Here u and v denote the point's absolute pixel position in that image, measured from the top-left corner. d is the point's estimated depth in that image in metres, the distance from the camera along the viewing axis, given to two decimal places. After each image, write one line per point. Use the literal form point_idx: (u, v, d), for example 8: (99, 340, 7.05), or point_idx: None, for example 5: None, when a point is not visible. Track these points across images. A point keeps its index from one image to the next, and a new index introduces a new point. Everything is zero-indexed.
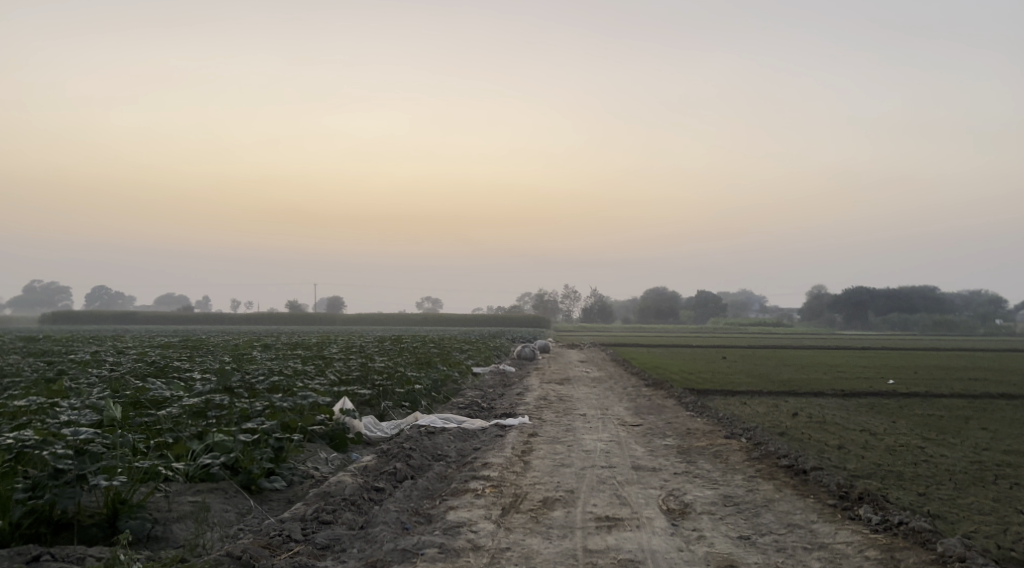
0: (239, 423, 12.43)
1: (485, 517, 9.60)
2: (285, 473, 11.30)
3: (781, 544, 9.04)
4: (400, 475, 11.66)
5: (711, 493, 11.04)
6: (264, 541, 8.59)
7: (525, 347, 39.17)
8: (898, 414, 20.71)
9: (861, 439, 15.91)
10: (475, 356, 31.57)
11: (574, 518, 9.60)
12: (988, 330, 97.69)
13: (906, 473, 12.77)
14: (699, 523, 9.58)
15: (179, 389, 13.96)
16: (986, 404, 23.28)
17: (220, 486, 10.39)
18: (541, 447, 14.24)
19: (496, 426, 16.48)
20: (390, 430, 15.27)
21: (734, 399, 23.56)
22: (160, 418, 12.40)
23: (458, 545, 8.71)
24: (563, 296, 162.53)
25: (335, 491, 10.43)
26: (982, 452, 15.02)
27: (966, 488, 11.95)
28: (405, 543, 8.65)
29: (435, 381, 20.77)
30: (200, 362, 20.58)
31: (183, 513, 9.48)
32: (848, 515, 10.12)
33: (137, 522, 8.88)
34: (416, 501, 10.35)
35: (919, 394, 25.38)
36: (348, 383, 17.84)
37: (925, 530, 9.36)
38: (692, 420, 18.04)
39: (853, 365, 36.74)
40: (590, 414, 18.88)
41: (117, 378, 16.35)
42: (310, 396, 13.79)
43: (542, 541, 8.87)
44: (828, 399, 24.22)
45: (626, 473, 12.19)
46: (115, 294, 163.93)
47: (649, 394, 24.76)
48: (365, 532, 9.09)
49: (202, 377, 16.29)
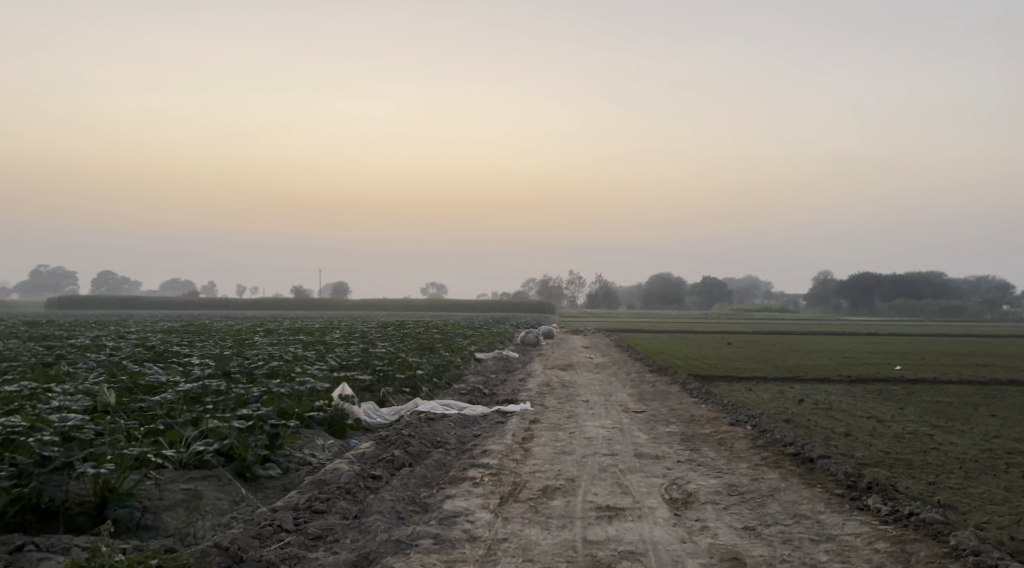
0: (235, 409, 12.21)
1: (483, 506, 9.37)
2: (281, 460, 11.08)
3: (787, 536, 8.79)
4: (398, 463, 11.44)
5: (715, 482, 10.80)
6: (254, 531, 8.37)
7: (530, 333, 38.95)
8: (906, 400, 20.42)
9: (868, 427, 15.64)
10: (479, 342, 31.37)
11: (574, 507, 9.36)
12: (994, 316, 97.47)
13: (915, 461, 12.50)
14: (702, 513, 9.34)
15: (175, 375, 13.77)
16: (995, 390, 22.96)
17: (214, 474, 10.17)
18: (542, 435, 14.00)
19: (497, 413, 16.26)
20: (390, 417, 15.06)
21: (739, 385, 23.30)
22: (154, 404, 12.18)
23: (454, 535, 8.48)
24: (568, 281, 162.12)
25: (330, 478, 10.21)
26: (992, 439, 14.73)
27: (977, 477, 11.68)
28: (399, 534, 8.42)
29: (437, 366, 20.55)
30: (199, 347, 20.39)
31: (175, 501, 9.28)
32: (857, 505, 9.87)
33: (125, 510, 8.65)
34: (413, 490, 10.12)
35: (926, 381, 25.09)
36: (348, 368, 17.63)
37: (936, 522, 9.13)
38: (696, 407, 17.81)
39: (860, 352, 36.37)
40: (593, 400, 18.64)
41: (115, 363, 16.14)
42: (308, 382, 13.55)
43: (540, 532, 8.63)
44: (835, 385, 23.95)
45: (628, 461, 11.94)
46: (121, 278, 164.05)
47: (654, 380, 24.49)
48: (359, 521, 8.85)
49: (201, 362, 16.11)
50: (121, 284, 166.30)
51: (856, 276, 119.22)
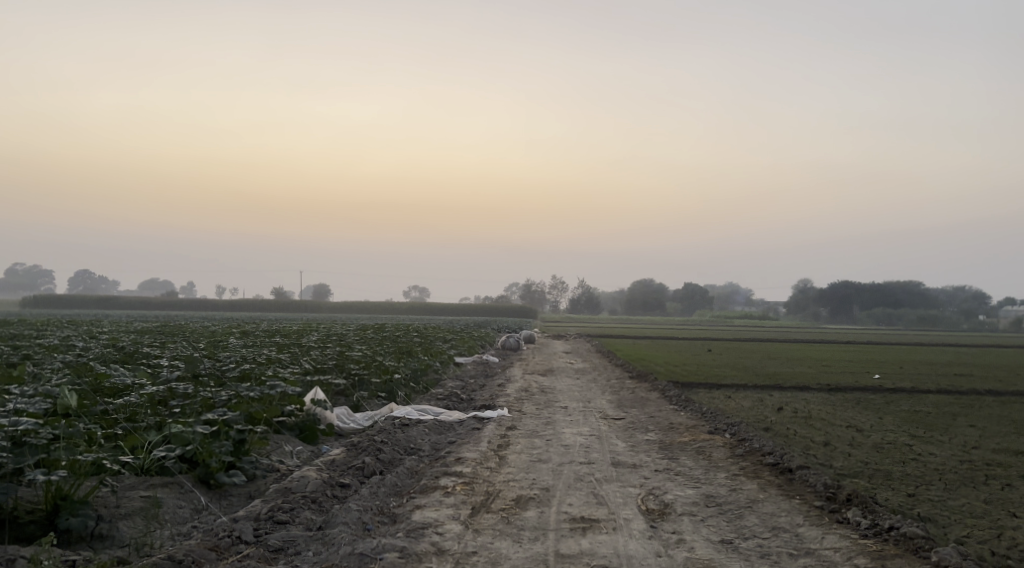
0: (201, 413, 11.85)
1: (454, 517, 9.07)
2: (246, 467, 10.73)
3: (765, 550, 8.54)
4: (368, 470, 11.13)
5: (693, 492, 10.53)
6: (211, 543, 8.07)
7: (510, 337, 38.69)
8: (885, 409, 20.29)
9: (847, 436, 15.44)
10: (458, 346, 31.06)
11: (547, 519, 9.07)
12: (971, 326, 98.18)
13: (894, 473, 12.28)
14: (678, 525, 9.09)
15: (142, 377, 13.40)
16: (973, 400, 22.86)
17: (176, 480, 9.83)
18: (519, 442, 13.71)
19: (474, 418, 15.99)
20: (364, 422, 14.74)
21: (718, 392, 23.06)
22: (117, 407, 11.84)
23: (422, 548, 8.17)
24: (551, 285, 161.77)
25: (296, 487, 9.90)
26: (971, 451, 14.52)
27: (957, 489, 11.46)
28: (364, 547, 8.11)
29: (414, 370, 20.27)
30: (171, 348, 20.02)
31: (132, 510, 8.97)
32: (836, 518, 9.63)
33: (78, 520, 8.35)
34: (382, 499, 9.79)
35: (905, 390, 25.00)
36: (323, 371, 17.29)
37: (917, 537, 8.91)
38: (675, 415, 17.58)
39: (839, 359, 36.29)
40: (572, 406, 18.40)
41: (82, 364, 15.76)
42: (279, 386, 13.18)
43: (511, 545, 8.34)
44: (814, 393, 23.79)
45: (605, 470, 11.66)
46: (100, 278, 163.16)
47: (633, 386, 24.26)
48: (322, 533, 8.53)
49: (171, 364, 15.72)
50: (100, 282, 164.60)
51: (837, 284, 119.91)
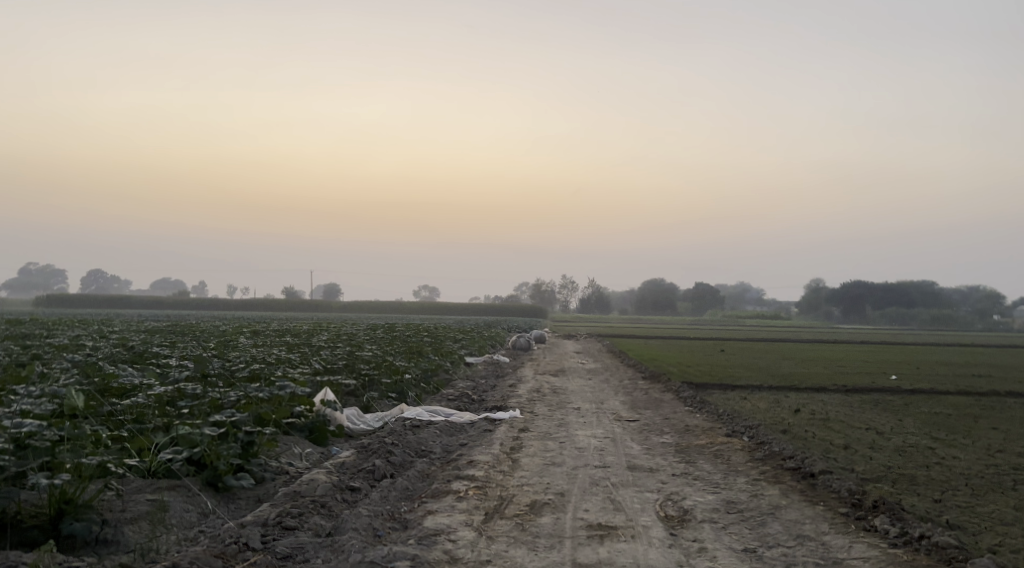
0: (209, 414, 11.61)
1: (467, 523, 8.79)
2: (254, 470, 10.46)
3: (791, 559, 8.25)
4: (379, 474, 10.86)
5: (712, 498, 10.23)
6: (217, 549, 7.85)
7: (522, 337, 38.36)
8: (904, 411, 19.92)
9: (868, 439, 15.08)
10: (470, 346, 30.72)
11: (563, 525, 8.79)
12: (985, 326, 97.59)
13: (919, 478, 11.95)
14: (700, 532, 8.80)
15: (150, 378, 13.16)
16: (994, 402, 22.45)
17: (183, 483, 9.61)
18: (532, 445, 13.40)
19: (486, 419, 15.70)
20: (374, 423, 14.48)
21: (734, 393, 22.69)
22: (124, 408, 11.60)
23: (434, 557, 7.91)
24: (560, 285, 161.49)
25: (305, 491, 9.66)
26: (996, 454, 14.19)
27: (984, 495, 11.15)
28: (375, 555, 7.83)
29: (426, 370, 19.97)
30: (180, 348, 19.67)
31: (138, 514, 8.75)
32: (863, 525, 9.32)
33: (82, 525, 8.11)
34: (392, 504, 9.54)
35: (924, 391, 24.59)
36: (332, 372, 17.00)
37: (950, 547, 8.61)
38: (691, 416, 17.25)
39: (852, 360, 35.90)
40: (585, 408, 18.05)
41: (89, 364, 15.49)
42: (288, 387, 12.89)
43: (527, 553, 8.07)
44: (831, 395, 23.38)
45: (621, 474, 11.37)
46: (113, 278, 163.66)
47: (647, 387, 23.95)
48: (332, 540, 8.26)
49: (179, 365, 15.45)
50: (113, 282, 164.71)
51: (849, 284, 119.24)
